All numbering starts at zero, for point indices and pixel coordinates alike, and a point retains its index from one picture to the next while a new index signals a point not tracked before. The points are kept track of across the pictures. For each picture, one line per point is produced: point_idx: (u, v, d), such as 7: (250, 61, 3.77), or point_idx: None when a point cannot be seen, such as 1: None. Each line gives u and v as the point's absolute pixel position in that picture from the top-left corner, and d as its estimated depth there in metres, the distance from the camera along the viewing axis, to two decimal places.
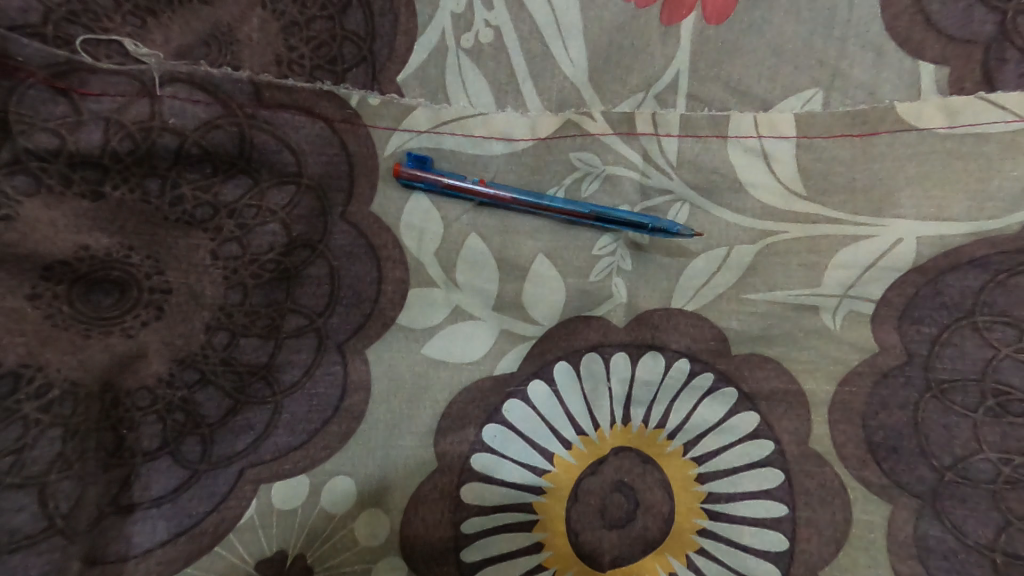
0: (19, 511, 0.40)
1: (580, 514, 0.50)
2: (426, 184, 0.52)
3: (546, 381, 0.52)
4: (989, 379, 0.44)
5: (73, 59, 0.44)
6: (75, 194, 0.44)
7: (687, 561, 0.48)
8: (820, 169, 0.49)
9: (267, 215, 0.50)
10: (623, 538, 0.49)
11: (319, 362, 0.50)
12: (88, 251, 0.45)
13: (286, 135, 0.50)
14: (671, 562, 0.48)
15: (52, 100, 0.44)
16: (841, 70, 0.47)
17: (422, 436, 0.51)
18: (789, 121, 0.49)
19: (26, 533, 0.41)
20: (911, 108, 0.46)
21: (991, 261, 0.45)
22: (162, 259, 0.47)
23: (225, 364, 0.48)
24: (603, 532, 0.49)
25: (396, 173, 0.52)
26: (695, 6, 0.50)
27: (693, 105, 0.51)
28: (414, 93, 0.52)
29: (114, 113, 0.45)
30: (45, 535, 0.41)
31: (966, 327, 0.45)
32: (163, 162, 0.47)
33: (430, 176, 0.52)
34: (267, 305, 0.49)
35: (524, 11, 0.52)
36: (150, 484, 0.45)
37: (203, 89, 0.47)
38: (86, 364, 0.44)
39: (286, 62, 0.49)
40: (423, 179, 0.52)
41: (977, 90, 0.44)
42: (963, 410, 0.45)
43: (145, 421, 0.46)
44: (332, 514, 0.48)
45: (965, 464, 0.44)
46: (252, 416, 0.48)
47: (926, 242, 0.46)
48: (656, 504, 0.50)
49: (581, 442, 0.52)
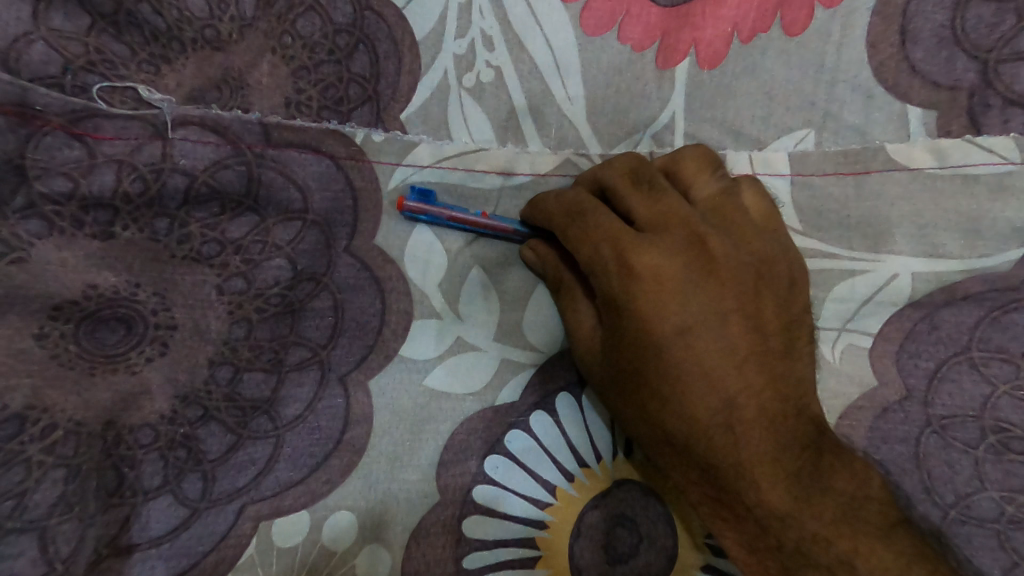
0: (20, 555, 0.40)
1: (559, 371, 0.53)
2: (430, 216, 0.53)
3: (548, 412, 0.53)
4: (988, 416, 0.44)
5: (90, 106, 0.45)
6: (85, 234, 0.45)
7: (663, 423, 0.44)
8: (814, 207, 0.50)
9: (272, 250, 0.50)
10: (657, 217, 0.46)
11: (320, 396, 0.50)
12: (95, 289, 0.45)
13: (293, 172, 0.51)
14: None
15: (67, 145, 0.45)
16: (831, 112, 0.49)
17: (424, 469, 0.51)
18: (783, 159, 0.50)
19: None
20: (901, 148, 0.48)
21: (986, 298, 0.46)
22: (168, 295, 0.48)
23: (228, 400, 0.48)
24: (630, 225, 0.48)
25: (399, 206, 0.53)
26: (689, 51, 0.52)
27: (689, 143, 0.52)
28: (417, 130, 0.54)
29: (126, 156, 0.46)
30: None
31: (964, 363, 0.46)
32: (172, 201, 0.48)
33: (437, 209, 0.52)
34: (271, 339, 0.50)
35: (524, 53, 0.54)
36: (150, 523, 0.45)
37: (214, 130, 0.49)
38: (89, 403, 0.44)
39: (294, 104, 0.51)
40: (428, 213, 0.52)
41: (964, 133, 0.46)
42: (964, 447, 0.45)
43: (146, 459, 0.45)
44: (332, 551, 0.48)
45: (969, 502, 0.44)
46: (253, 451, 0.48)
47: (920, 279, 0.47)
48: (669, 163, 0.50)
49: (584, 476, 0.52)
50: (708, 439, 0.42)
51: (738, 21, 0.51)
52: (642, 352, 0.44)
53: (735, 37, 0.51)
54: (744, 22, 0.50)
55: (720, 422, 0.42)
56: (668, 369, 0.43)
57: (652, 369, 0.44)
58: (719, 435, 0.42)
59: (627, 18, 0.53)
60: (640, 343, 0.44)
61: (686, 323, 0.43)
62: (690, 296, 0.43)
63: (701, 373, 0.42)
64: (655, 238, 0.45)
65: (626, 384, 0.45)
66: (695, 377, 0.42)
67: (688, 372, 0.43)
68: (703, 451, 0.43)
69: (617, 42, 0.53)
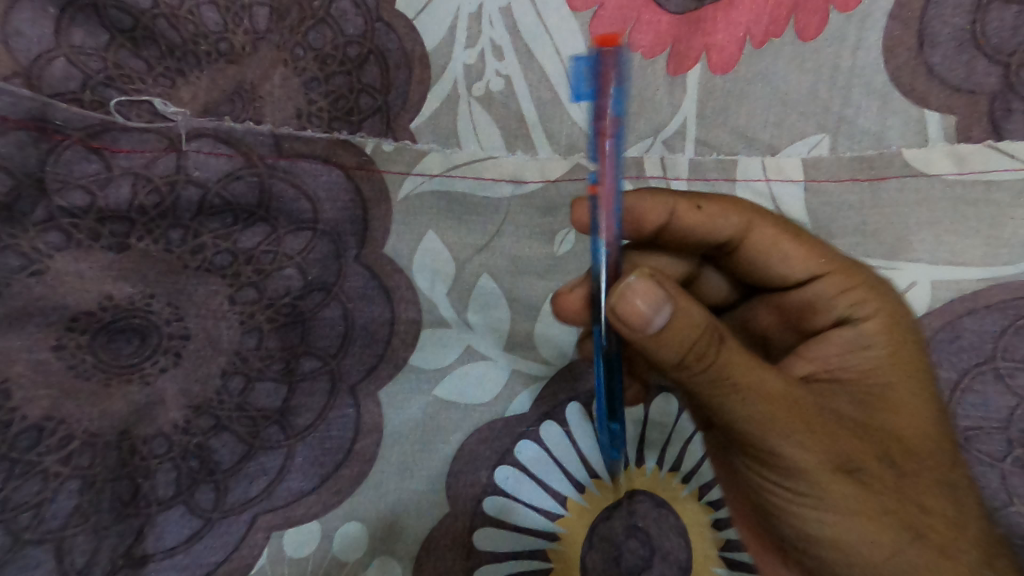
0: (38, 567, 0.42)
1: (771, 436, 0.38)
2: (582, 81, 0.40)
3: (558, 422, 0.53)
4: (1014, 427, 0.44)
5: (107, 121, 0.46)
6: (102, 246, 0.46)
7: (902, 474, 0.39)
8: (828, 213, 0.49)
9: (284, 260, 0.51)
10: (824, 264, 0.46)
11: (331, 405, 0.50)
12: (111, 300, 0.46)
13: (304, 183, 0.51)
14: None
15: (84, 159, 0.45)
16: (847, 117, 0.48)
17: (434, 479, 0.51)
18: (796, 164, 0.50)
19: None
20: (918, 154, 0.47)
21: (1008, 306, 0.45)
22: (182, 305, 0.48)
23: (240, 410, 0.48)
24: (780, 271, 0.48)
25: (614, 40, 0.40)
26: (701, 57, 0.51)
27: (701, 150, 0.52)
28: (427, 139, 0.54)
29: (142, 169, 0.47)
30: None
31: (988, 373, 0.45)
32: (187, 212, 0.48)
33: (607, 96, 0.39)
34: (282, 349, 0.50)
35: (534, 62, 0.53)
36: (163, 534, 0.45)
37: (227, 142, 0.49)
38: (105, 413, 0.45)
39: (306, 114, 0.51)
40: (604, 92, 0.39)
41: (985, 139, 0.45)
42: (990, 459, 0.44)
43: (159, 469, 0.46)
44: (344, 562, 0.48)
45: (1002, 517, 0.43)
46: (265, 461, 0.48)
47: (940, 287, 0.47)
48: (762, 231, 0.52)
49: (594, 486, 0.51)
50: (929, 491, 0.39)
51: (750, 27, 0.50)
52: (844, 417, 0.39)
53: (747, 42, 0.50)
54: (757, 27, 0.49)
55: (925, 472, 0.40)
56: (882, 411, 0.41)
57: (860, 437, 0.39)
58: (933, 484, 0.40)
59: (637, 25, 0.52)
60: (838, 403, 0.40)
61: (870, 383, 0.42)
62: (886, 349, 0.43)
63: (902, 440, 0.40)
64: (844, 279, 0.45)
65: (838, 459, 0.38)
66: (898, 439, 0.40)
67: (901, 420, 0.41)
68: (923, 504, 0.39)
69: (627, 50, 0.52)
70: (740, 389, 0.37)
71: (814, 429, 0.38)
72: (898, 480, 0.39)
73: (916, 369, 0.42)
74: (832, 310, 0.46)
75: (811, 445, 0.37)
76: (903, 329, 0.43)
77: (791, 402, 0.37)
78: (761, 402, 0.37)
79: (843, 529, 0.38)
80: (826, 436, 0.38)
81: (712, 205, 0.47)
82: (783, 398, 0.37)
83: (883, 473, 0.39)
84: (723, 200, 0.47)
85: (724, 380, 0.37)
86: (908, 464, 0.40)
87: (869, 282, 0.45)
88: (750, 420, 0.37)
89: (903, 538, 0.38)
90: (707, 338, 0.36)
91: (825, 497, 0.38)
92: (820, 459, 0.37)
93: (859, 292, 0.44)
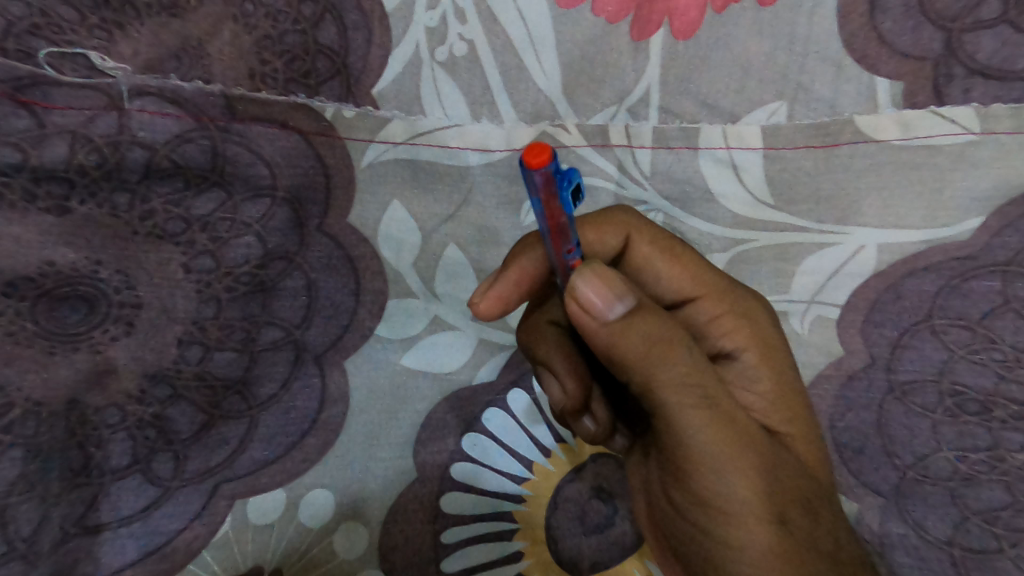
0: None
1: (697, 454, 0.40)
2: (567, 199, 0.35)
3: (525, 389, 0.54)
4: (945, 380, 0.48)
5: (36, 73, 0.43)
6: (39, 208, 0.43)
7: (806, 499, 0.42)
8: (785, 180, 0.51)
9: (241, 228, 0.49)
10: (700, 290, 0.48)
11: (296, 375, 0.50)
12: (52, 266, 0.44)
13: (259, 147, 0.49)
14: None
15: (13, 114, 0.42)
16: (803, 85, 0.49)
17: (402, 446, 0.51)
18: (755, 132, 0.51)
19: None
20: (868, 120, 0.48)
21: (945, 267, 0.48)
22: (132, 273, 0.46)
23: (198, 378, 0.48)
24: (672, 290, 0.49)
25: (548, 157, 0.31)
26: (663, 23, 0.50)
27: (664, 118, 0.52)
28: (390, 106, 0.52)
29: (81, 127, 0.44)
30: (6, 558, 0.40)
31: (926, 330, 0.48)
32: (133, 175, 0.46)
33: (551, 203, 0.35)
34: (243, 318, 0.49)
35: (497, 26, 0.52)
36: (118, 503, 0.44)
37: (175, 102, 0.47)
38: (50, 381, 0.43)
39: (259, 76, 0.49)
40: (548, 201, 0.34)
41: (929, 104, 0.47)
42: (923, 410, 0.48)
43: (113, 439, 0.45)
44: (310, 527, 0.48)
45: (926, 462, 0.47)
46: (226, 431, 0.48)
47: (885, 250, 0.49)
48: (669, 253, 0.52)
49: (560, 450, 0.53)
50: (824, 527, 0.42)
51: None
52: (773, 453, 0.42)
53: (708, 7, 0.49)
54: None
55: (818, 501, 0.43)
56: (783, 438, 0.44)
57: (777, 470, 0.41)
58: (826, 513, 0.43)
59: None
60: (767, 436, 0.42)
61: (767, 417, 0.45)
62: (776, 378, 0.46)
63: (806, 472, 0.43)
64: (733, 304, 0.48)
65: (766, 499, 0.40)
66: (800, 473, 0.43)
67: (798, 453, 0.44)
68: (821, 537, 0.41)
69: (590, 14, 0.51)
70: (684, 400, 0.40)
71: (747, 460, 0.40)
72: (812, 520, 0.41)
73: (800, 402, 0.46)
74: (711, 339, 0.48)
75: (746, 476, 0.40)
76: (778, 351, 0.47)
77: (728, 423, 0.40)
78: (712, 422, 0.40)
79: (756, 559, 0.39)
80: (758, 470, 0.40)
81: (588, 233, 0.49)
82: (704, 414, 0.40)
83: (792, 504, 0.41)
84: (594, 222, 0.49)
85: (678, 391, 0.40)
86: (808, 493, 0.42)
87: (738, 307, 0.47)
88: (692, 437, 0.40)
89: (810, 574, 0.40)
90: (666, 343, 0.40)
91: (749, 537, 0.40)
92: (752, 494, 0.40)
93: (729, 319, 0.47)
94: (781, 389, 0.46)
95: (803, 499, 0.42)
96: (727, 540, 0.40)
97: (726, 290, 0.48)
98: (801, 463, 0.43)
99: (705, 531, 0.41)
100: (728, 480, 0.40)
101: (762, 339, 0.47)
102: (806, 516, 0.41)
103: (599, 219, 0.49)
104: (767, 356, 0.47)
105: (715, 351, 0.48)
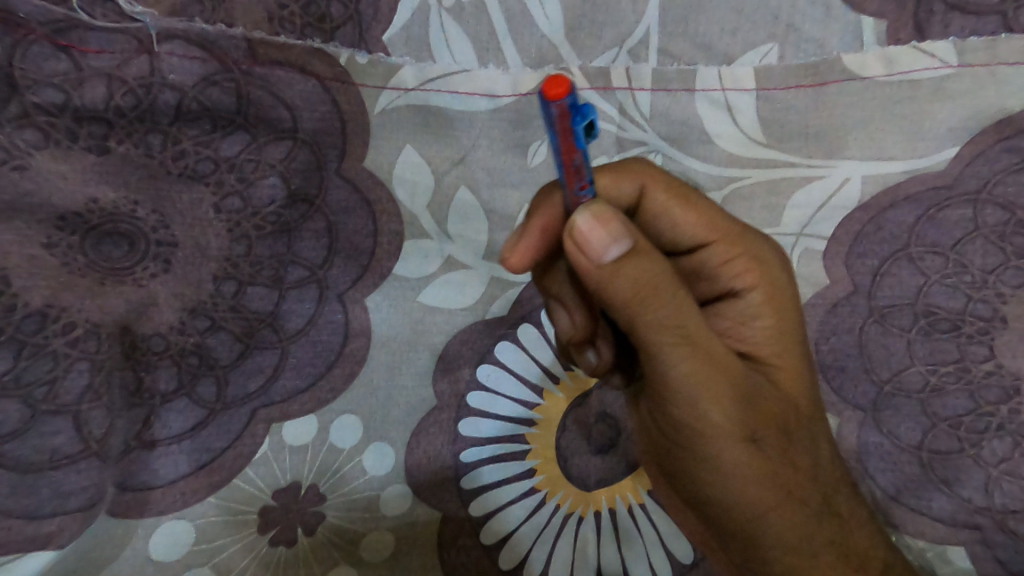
0: (59, 432, 0.46)
1: (680, 386, 0.43)
2: (580, 135, 0.35)
3: (534, 324, 0.58)
4: (920, 302, 0.53)
5: (72, 17, 0.46)
6: (81, 148, 0.47)
7: (784, 426, 0.46)
8: (777, 119, 0.54)
9: (266, 169, 0.52)
10: (711, 235, 0.50)
11: (321, 311, 0.54)
12: (97, 204, 0.48)
13: (280, 91, 0.52)
14: (642, 492, 0.56)
15: (53, 57, 0.46)
16: (793, 25, 0.52)
17: (422, 376, 0.56)
18: (749, 73, 0.53)
19: (67, 453, 0.46)
20: (855, 58, 0.52)
21: (922, 197, 0.52)
22: (167, 213, 0.50)
23: (234, 311, 0.51)
24: (683, 236, 0.51)
25: (564, 90, 0.33)
26: None
27: (663, 60, 0.55)
28: (400, 52, 0.54)
29: (115, 70, 0.47)
30: (83, 454, 0.46)
31: (903, 258, 0.53)
32: (165, 117, 0.49)
33: (566, 138, 0.36)
34: (271, 257, 0.53)
35: None
36: (168, 423, 0.49)
37: (200, 45, 0.49)
38: (103, 309, 0.48)
39: (277, 20, 0.51)
40: (562, 136, 0.35)
41: (910, 40, 0.51)
42: (900, 330, 0.53)
43: (160, 366, 0.49)
44: (340, 449, 0.53)
45: (900, 377, 0.52)
46: (261, 360, 0.52)
47: (868, 182, 0.53)
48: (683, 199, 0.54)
49: (567, 378, 0.58)
50: (796, 447, 0.46)
51: None
52: (757, 386, 0.45)
53: None
54: None
55: (797, 426, 0.47)
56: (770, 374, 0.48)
57: (758, 403, 0.45)
58: (801, 438, 0.47)
59: None
60: (751, 373, 0.46)
61: (762, 350, 0.49)
62: (773, 318, 0.49)
63: (791, 403, 0.47)
64: (739, 249, 0.50)
65: (744, 427, 0.44)
66: (784, 404, 0.46)
67: (784, 385, 0.47)
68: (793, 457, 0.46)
69: None
70: (674, 337, 0.42)
71: (729, 393, 0.43)
72: (787, 445, 0.46)
73: (797, 339, 0.49)
74: (720, 281, 0.51)
75: (729, 406, 0.43)
76: (782, 292, 0.50)
77: (714, 359, 0.43)
78: (695, 360, 0.42)
79: (727, 473, 0.44)
80: (741, 402, 0.44)
81: (603, 178, 0.48)
82: (691, 350, 0.42)
83: (769, 430, 0.45)
84: (613, 169, 0.49)
85: (669, 329, 0.42)
86: (789, 421, 0.46)
87: (748, 252, 0.50)
88: (678, 370, 0.42)
89: (777, 489, 0.45)
90: (659, 287, 0.41)
91: (725, 458, 0.44)
92: (729, 423, 0.43)
93: (741, 261, 0.50)
94: (779, 326, 0.49)
95: (782, 426, 0.46)
96: (705, 460, 0.45)
97: (735, 235, 0.50)
98: (786, 395, 0.47)
99: (687, 453, 0.46)
100: (707, 411, 0.43)
101: (768, 280, 0.50)
102: (782, 441, 0.45)
103: (619, 168, 0.49)
104: (771, 295, 0.49)
105: (721, 291, 0.51)
